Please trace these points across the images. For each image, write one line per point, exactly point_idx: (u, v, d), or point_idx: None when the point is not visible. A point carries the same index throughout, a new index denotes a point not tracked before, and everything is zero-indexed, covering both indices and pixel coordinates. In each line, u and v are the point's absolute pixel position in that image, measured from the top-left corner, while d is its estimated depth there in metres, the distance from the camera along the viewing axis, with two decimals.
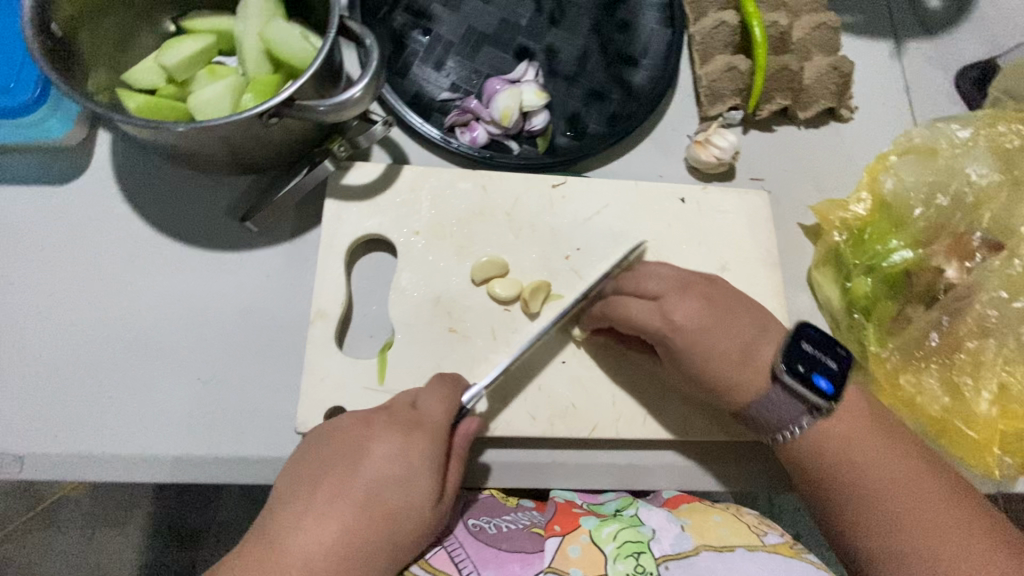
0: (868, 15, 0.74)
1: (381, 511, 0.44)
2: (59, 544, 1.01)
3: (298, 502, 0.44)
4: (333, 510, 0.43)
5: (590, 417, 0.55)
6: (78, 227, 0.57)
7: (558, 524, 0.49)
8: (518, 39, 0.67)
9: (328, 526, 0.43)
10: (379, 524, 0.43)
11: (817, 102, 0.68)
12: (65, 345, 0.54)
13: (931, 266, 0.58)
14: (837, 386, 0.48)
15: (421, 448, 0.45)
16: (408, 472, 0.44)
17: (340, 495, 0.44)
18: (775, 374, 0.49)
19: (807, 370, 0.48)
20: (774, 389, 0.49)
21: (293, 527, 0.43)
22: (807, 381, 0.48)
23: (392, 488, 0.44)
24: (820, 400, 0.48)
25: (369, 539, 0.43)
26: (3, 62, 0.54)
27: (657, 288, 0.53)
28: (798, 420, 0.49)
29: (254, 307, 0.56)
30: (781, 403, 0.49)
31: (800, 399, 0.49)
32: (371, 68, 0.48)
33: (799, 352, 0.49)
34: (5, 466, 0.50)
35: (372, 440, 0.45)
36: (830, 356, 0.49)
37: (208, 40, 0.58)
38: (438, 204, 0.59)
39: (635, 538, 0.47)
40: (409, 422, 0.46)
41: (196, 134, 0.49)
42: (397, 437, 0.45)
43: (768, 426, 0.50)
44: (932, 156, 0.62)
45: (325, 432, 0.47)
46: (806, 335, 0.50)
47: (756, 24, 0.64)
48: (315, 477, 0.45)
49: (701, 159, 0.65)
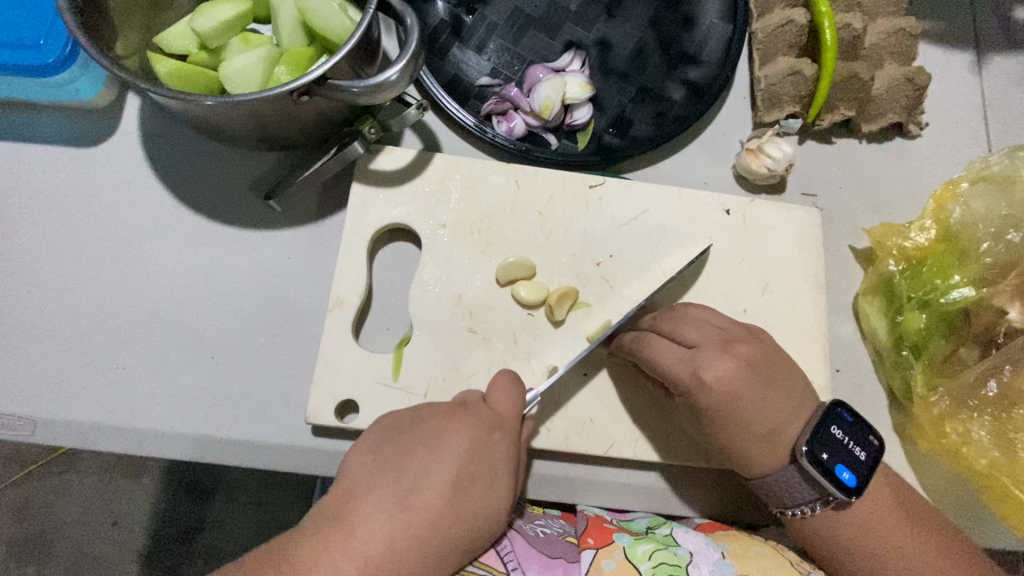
0: (950, 21, 0.67)
1: (461, 508, 0.43)
2: (75, 489, 1.03)
3: (375, 493, 0.43)
4: (414, 504, 0.42)
5: (609, 435, 0.53)
6: (102, 192, 0.55)
7: (592, 537, 0.49)
8: (566, 25, 0.62)
9: (412, 519, 0.42)
10: (459, 523, 0.43)
11: (884, 116, 0.62)
12: (83, 310, 0.53)
13: (993, 306, 0.54)
14: (860, 481, 0.46)
15: (503, 448, 0.45)
16: (491, 472, 0.44)
17: (421, 489, 0.43)
18: (795, 455, 0.47)
19: (829, 460, 0.46)
20: (790, 468, 0.47)
21: (371, 515, 0.42)
22: (828, 473, 0.46)
23: (474, 487, 0.44)
24: (840, 493, 0.45)
25: (451, 532, 0.43)
26: (31, 17, 0.51)
27: (695, 337, 0.49)
28: (808, 503, 0.47)
29: (272, 289, 0.55)
30: (793, 484, 0.47)
31: (815, 486, 0.47)
32: (410, 48, 0.45)
33: (826, 437, 0.46)
34: (19, 428, 0.50)
35: (453, 435, 0.45)
36: (859, 445, 0.47)
37: (243, 6, 0.55)
38: (469, 198, 0.57)
39: (673, 560, 0.46)
40: (488, 418, 0.46)
41: (225, 108, 0.47)
42: (480, 434, 0.45)
43: (778, 500, 0.48)
44: (1011, 186, 0.56)
45: (400, 420, 0.47)
46: (837, 419, 0.47)
47: (827, 26, 0.58)
48: (392, 468, 0.44)
49: (751, 169, 0.61)
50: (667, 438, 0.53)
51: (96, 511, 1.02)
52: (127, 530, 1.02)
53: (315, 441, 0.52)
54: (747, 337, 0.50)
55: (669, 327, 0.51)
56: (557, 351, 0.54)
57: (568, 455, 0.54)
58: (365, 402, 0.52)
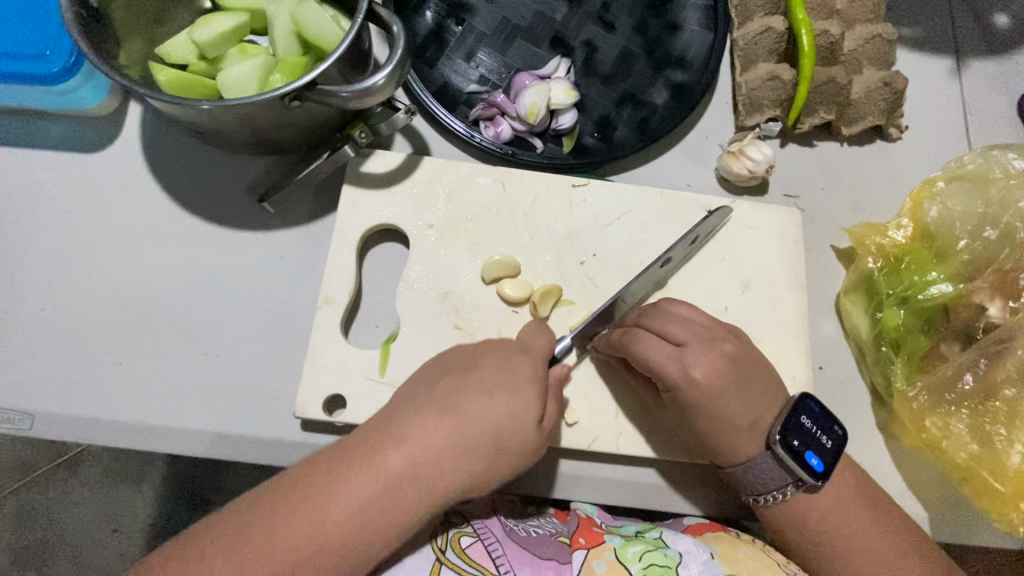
0: (928, 26, 0.69)
1: (487, 419, 0.45)
2: (76, 495, 1.04)
3: (412, 400, 0.46)
4: (442, 412, 0.45)
5: (592, 429, 0.54)
6: (103, 195, 0.58)
7: (584, 537, 0.50)
8: (551, 34, 0.65)
9: (442, 422, 0.44)
10: (482, 432, 0.44)
11: (863, 119, 0.64)
12: (81, 308, 0.55)
13: (972, 302, 0.54)
14: (828, 466, 0.47)
15: (526, 366, 0.47)
16: (516, 383, 0.46)
17: (453, 397, 0.46)
18: (769, 442, 0.48)
19: (800, 446, 0.47)
20: (763, 456, 0.48)
21: (408, 419, 0.45)
22: (798, 458, 0.47)
23: (498, 399, 0.45)
24: (808, 476, 0.47)
25: (475, 442, 0.44)
26: (40, 30, 0.54)
27: (682, 334, 0.50)
28: (778, 488, 0.48)
29: (265, 287, 0.57)
30: (769, 471, 0.48)
31: (788, 471, 0.48)
32: (396, 54, 0.47)
33: (797, 426, 0.48)
34: (18, 422, 0.52)
35: (483, 355, 0.48)
36: (826, 434, 0.48)
37: (241, 18, 0.58)
38: (455, 200, 0.58)
39: (662, 561, 0.47)
40: (516, 347, 0.49)
41: (221, 113, 0.49)
42: (505, 355, 0.48)
43: (751, 488, 0.49)
44: (985, 185, 0.58)
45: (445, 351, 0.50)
46: (807, 411, 0.49)
47: (803, 32, 0.60)
48: (432, 381, 0.47)
49: (732, 171, 0.62)
50: (652, 432, 0.54)
51: (96, 517, 1.03)
52: (126, 536, 1.03)
53: (303, 436, 0.54)
54: (730, 336, 0.51)
55: (657, 324, 0.51)
56: None
57: (553, 450, 0.55)
58: (352, 397, 0.53)
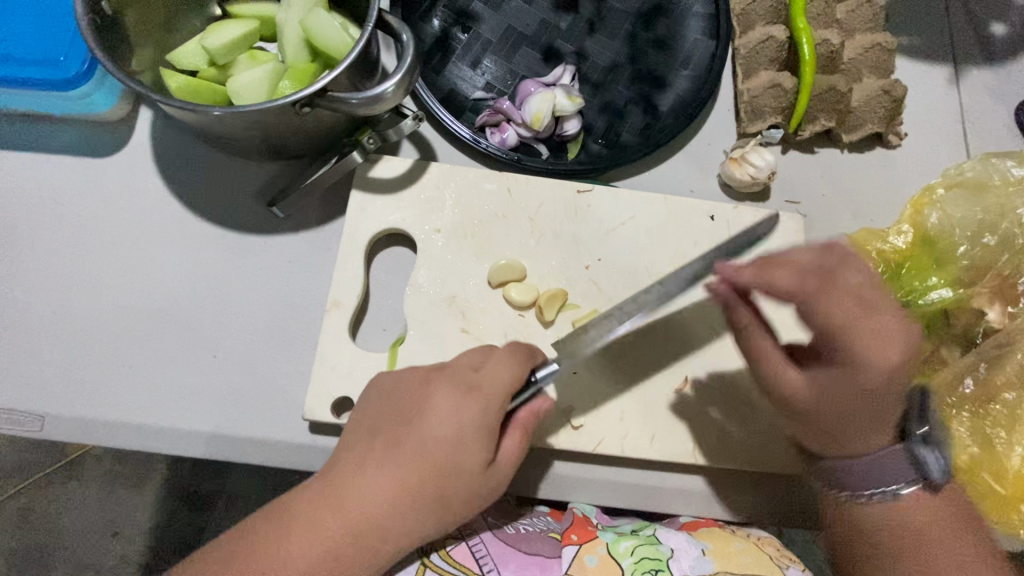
0: (927, 35, 0.70)
1: (430, 469, 0.45)
2: (77, 499, 1.04)
3: (358, 451, 0.46)
4: (389, 464, 0.45)
5: (597, 431, 0.55)
6: (113, 200, 0.58)
7: (576, 533, 0.51)
8: (556, 42, 0.66)
9: (389, 475, 0.45)
10: (428, 483, 0.45)
11: (863, 126, 0.65)
12: (91, 311, 0.55)
13: (972, 307, 0.56)
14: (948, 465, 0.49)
15: (472, 414, 0.45)
16: (461, 434, 0.45)
17: (398, 449, 0.46)
18: (905, 437, 0.49)
19: (932, 443, 0.49)
20: (897, 450, 0.49)
21: (355, 472, 0.45)
22: (930, 458, 0.49)
23: (446, 446, 0.45)
24: (940, 478, 0.49)
25: (423, 492, 0.45)
26: (55, 36, 0.55)
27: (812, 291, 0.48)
28: (901, 484, 0.49)
29: (273, 291, 0.57)
30: (896, 466, 0.49)
31: (917, 469, 0.49)
32: (405, 63, 0.48)
33: (931, 420, 0.50)
34: (28, 424, 0.53)
35: (430, 399, 0.47)
36: (946, 434, 0.51)
37: (251, 25, 0.59)
38: (461, 204, 0.59)
39: (655, 555, 0.48)
40: (467, 384, 0.47)
41: (232, 120, 0.49)
42: (454, 398, 0.46)
43: (865, 484, 0.49)
44: (983, 191, 0.58)
45: (391, 387, 0.49)
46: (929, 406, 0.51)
47: (805, 41, 0.61)
48: (376, 429, 0.47)
49: (735, 176, 0.63)
50: (656, 434, 0.55)
51: (97, 520, 1.03)
52: (126, 540, 1.02)
53: (311, 438, 0.54)
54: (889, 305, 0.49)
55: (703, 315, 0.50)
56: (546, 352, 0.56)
57: (559, 452, 0.56)
58: None
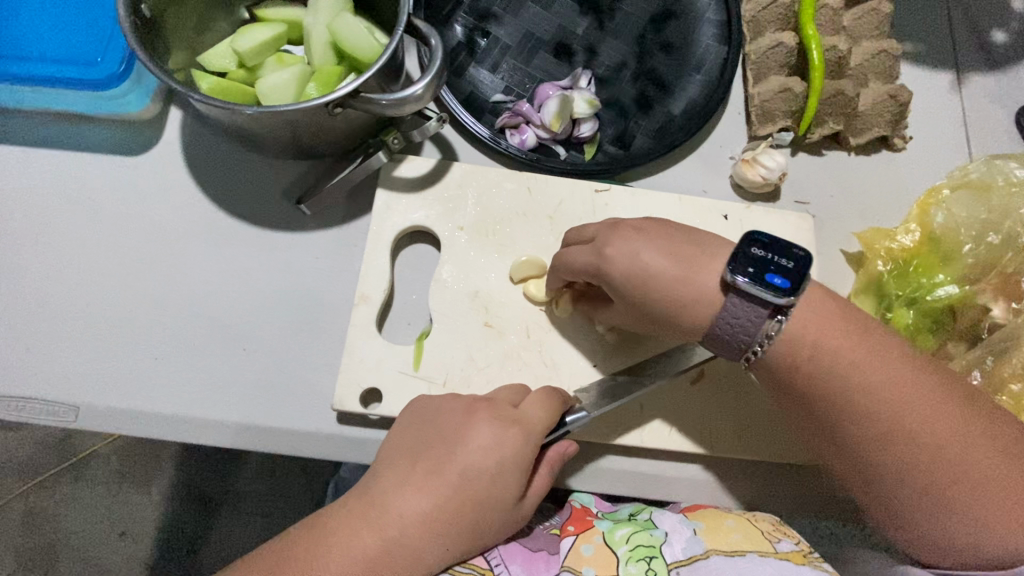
0: (930, 42, 0.73)
1: (467, 497, 0.47)
2: (87, 496, 1.05)
3: (397, 472, 0.48)
4: (429, 488, 0.47)
5: (617, 423, 0.56)
6: (144, 197, 0.60)
7: (573, 524, 0.53)
8: (573, 46, 0.68)
9: (427, 501, 0.46)
10: (465, 510, 0.47)
11: (870, 130, 0.67)
12: (122, 305, 0.57)
13: (977, 303, 0.58)
14: (794, 282, 0.45)
15: (514, 444, 0.48)
16: (502, 466, 0.47)
17: (437, 475, 0.47)
18: (726, 283, 0.47)
19: (756, 272, 0.46)
20: (729, 297, 0.47)
21: (393, 492, 0.47)
22: (760, 283, 0.46)
23: (485, 474, 0.47)
24: (776, 297, 0.45)
25: (459, 517, 0.47)
26: (93, 38, 0.57)
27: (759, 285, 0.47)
28: (764, 332, 0.47)
29: (301, 286, 0.59)
30: (742, 312, 0.47)
31: (760, 302, 0.46)
32: (433, 68, 0.50)
33: (747, 255, 0.46)
34: (63, 414, 0.54)
35: (472, 427, 0.49)
36: (783, 255, 0.46)
37: (280, 29, 0.60)
38: (484, 202, 0.61)
39: (648, 541, 0.50)
40: (508, 418, 0.49)
41: (265, 119, 0.51)
42: (497, 429, 0.48)
43: (738, 345, 0.48)
44: (988, 192, 0.61)
45: (429, 413, 0.51)
46: (755, 243, 0.47)
47: (813, 47, 0.64)
48: (415, 453, 0.49)
49: (747, 177, 0.65)
50: (675, 425, 0.57)
51: (107, 518, 1.04)
52: (135, 540, 1.03)
53: (339, 429, 0.55)
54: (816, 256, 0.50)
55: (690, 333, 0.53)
56: (567, 344, 0.58)
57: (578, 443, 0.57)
58: (387, 391, 0.55)
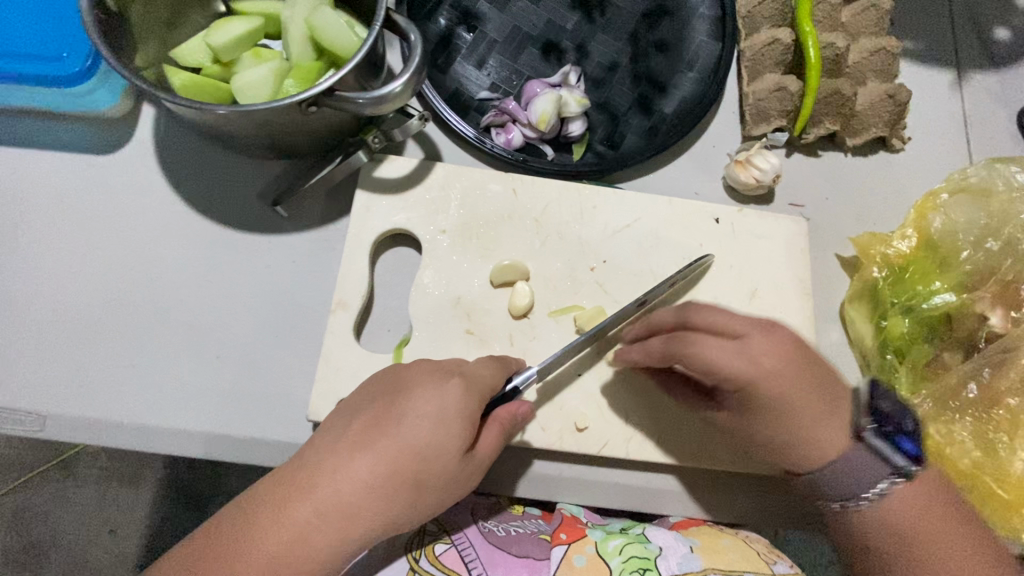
0: (931, 39, 0.70)
1: (404, 453, 0.44)
2: (74, 496, 1.04)
3: (334, 433, 0.46)
4: (364, 446, 0.44)
5: (602, 434, 0.55)
6: (114, 197, 0.58)
7: (564, 533, 0.52)
8: (562, 42, 0.66)
9: (361, 459, 0.43)
10: (401, 467, 0.44)
11: (867, 130, 0.65)
12: (92, 309, 0.55)
13: (974, 312, 0.56)
14: (921, 450, 0.47)
15: (455, 393, 0.45)
16: (442, 416, 0.45)
17: (373, 431, 0.45)
18: (858, 433, 0.47)
19: (891, 432, 0.47)
20: (857, 448, 0.47)
21: (327, 453, 0.44)
22: (894, 444, 0.47)
23: (424, 428, 0.44)
24: (907, 462, 0.46)
25: (397, 477, 0.44)
26: (57, 33, 0.55)
27: (739, 326, 0.48)
28: (880, 482, 0.46)
29: (277, 291, 0.57)
30: (864, 465, 0.46)
31: (883, 461, 0.46)
32: (412, 63, 0.48)
33: (883, 411, 0.48)
34: (29, 423, 0.52)
35: (414, 382, 0.46)
36: (908, 417, 0.48)
37: (256, 23, 0.58)
38: (467, 205, 0.59)
39: (642, 553, 0.49)
40: (452, 372, 0.47)
41: (237, 118, 0.49)
42: (438, 381, 0.46)
43: (842, 492, 0.47)
44: (988, 197, 0.59)
45: (376, 378, 0.49)
46: (879, 394, 0.49)
47: (811, 44, 0.61)
48: (355, 413, 0.46)
49: (739, 179, 0.63)
50: (661, 436, 0.55)
51: (94, 518, 1.03)
52: (123, 540, 1.02)
53: None
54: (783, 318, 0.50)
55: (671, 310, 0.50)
56: (551, 352, 0.56)
57: (562, 454, 0.56)
58: None
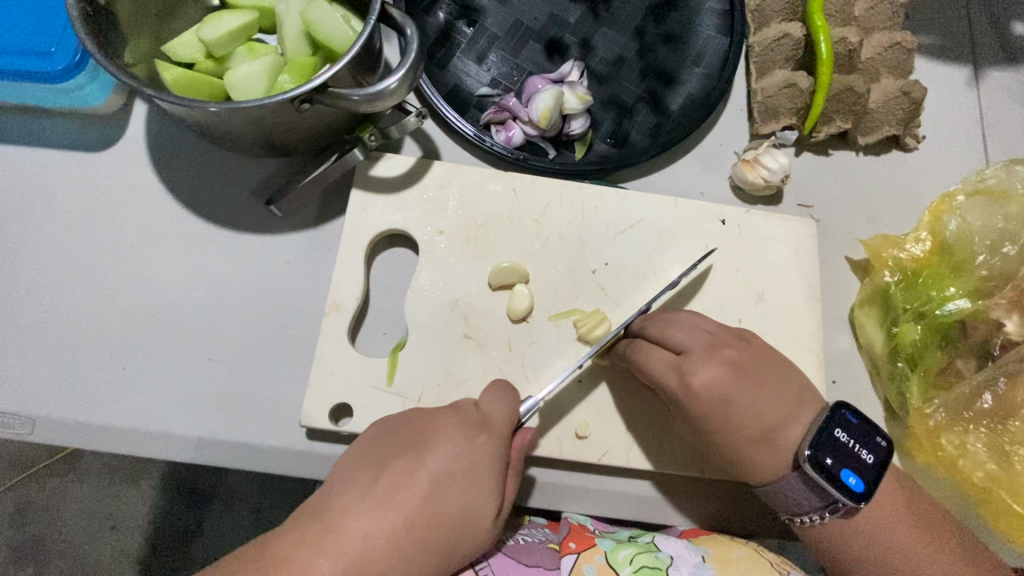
0: (947, 34, 0.68)
1: (438, 512, 0.44)
2: (75, 492, 1.03)
3: (356, 489, 0.44)
4: (393, 504, 0.43)
5: (602, 442, 0.53)
6: (106, 196, 0.57)
7: (574, 542, 0.51)
8: (564, 37, 0.64)
9: (392, 520, 0.43)
10: (434, 527, 0.43)
11: (880, 129, 0.63)
12: (84, 310, 0.54)
13: (991, 318, 0.54)
14: (867, 486, 0.45)
15: (489, 449, 0.45)
16: (475, 474, 0.44)
17: (402, 487, 0.44)
18: (798, 460, 0.46)
19: (833, 464, 0.45)
20: (796, 474, 0.47)
21: (352, 511, 0.43)
22: (833, 477, 0.45)
23: (457, 484, 0.44)
24: (846, 498, 0.45)
25: (430, 536, 0.43)
26: (45, 28, 0.53)
27: (683, 342, 0.50)
28: (816, 511, 0.47)
29: (271, 293, 0.56)
30: (801, 491, 0.47)
31: (823, 492, 0.46)
32: (408, 59, 0.46)
33: (832, 442, 0.46)
34: (19, 427, 0.51)
35: (439, 435, 0.46)
36: (865, 449, 0.46)
37: (250, 16, 0.56)
38: (466, 204, 0.57)
39: (653, 563, 0.47)
40: (476, 423, 0.47)
41: (230, 116, 0.47)
42: (466, 435, 0.46)
43: (785, 506, 0.48)
44: (1007, 200, 0.57)
45: (390, 426, 0.48)
46: (842, 422, 0.47)
47: (822, 39, 0.58)
48: (376, 466, 0.45)
49: (747, 179, 0.61)
50: (662, 444, 0.54)
51: (95, 514, 1.02)
52: (124, 536, 1.02)
53: (309, 444, 0.53)
54: (732, 341, 0.51)
55: (658, 331, 0.51)
56: (550, 357, 0.55)
57: (561, 462, 0.54)
58: (360, 406, 0.52)
